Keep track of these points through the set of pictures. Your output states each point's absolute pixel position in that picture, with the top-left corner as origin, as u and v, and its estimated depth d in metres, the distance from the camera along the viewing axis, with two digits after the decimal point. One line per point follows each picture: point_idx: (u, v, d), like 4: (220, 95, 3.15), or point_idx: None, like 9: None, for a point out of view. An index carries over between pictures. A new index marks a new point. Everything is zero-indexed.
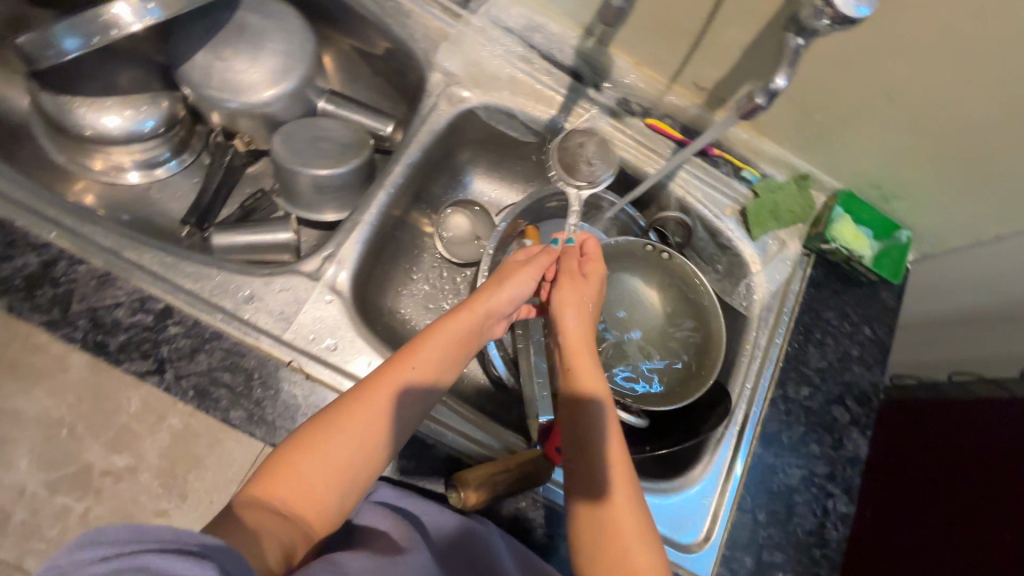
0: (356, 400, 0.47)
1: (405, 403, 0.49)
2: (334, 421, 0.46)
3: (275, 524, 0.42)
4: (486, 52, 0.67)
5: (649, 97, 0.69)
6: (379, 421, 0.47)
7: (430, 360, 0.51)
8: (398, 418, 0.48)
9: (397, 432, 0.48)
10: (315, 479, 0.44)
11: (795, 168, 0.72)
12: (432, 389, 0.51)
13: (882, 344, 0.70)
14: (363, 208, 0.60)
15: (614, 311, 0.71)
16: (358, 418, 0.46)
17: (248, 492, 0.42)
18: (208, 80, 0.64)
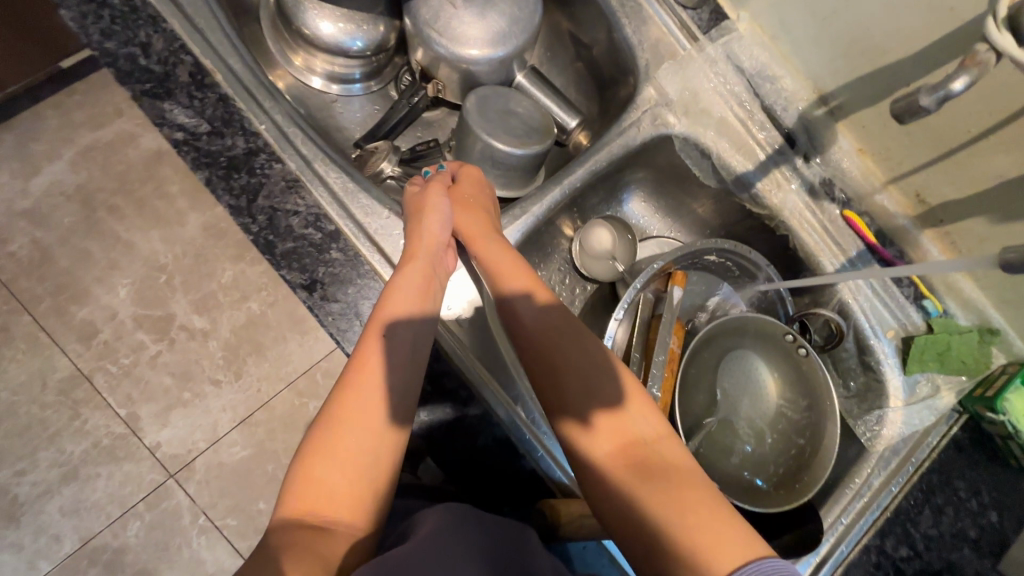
0: (343, 390, 0.44)
1: (391, 342, 0.46)
2: (332, 419, 0.43)
3: (310, 535, 0.38)
4: (709, 83, 0.63)
5: (857, 188, 0.64)
6: (370, 386, 0.44)
7: (404, 301, 0.48)
8: (387, 360, 0.46)
9: (393, 369, 0.45)
10: (334, 480, 0.40)
11: (985, 318, 0.64)
12: (423, 323, 0.49)
13: (1005, 538, 0.63)
14: (535, 200, 0.61)
15: (728, 386, 0.67)
16: (350, 404, 0.44)
17: (277, 517, 0.39)
18: (434, 20, 0.64)
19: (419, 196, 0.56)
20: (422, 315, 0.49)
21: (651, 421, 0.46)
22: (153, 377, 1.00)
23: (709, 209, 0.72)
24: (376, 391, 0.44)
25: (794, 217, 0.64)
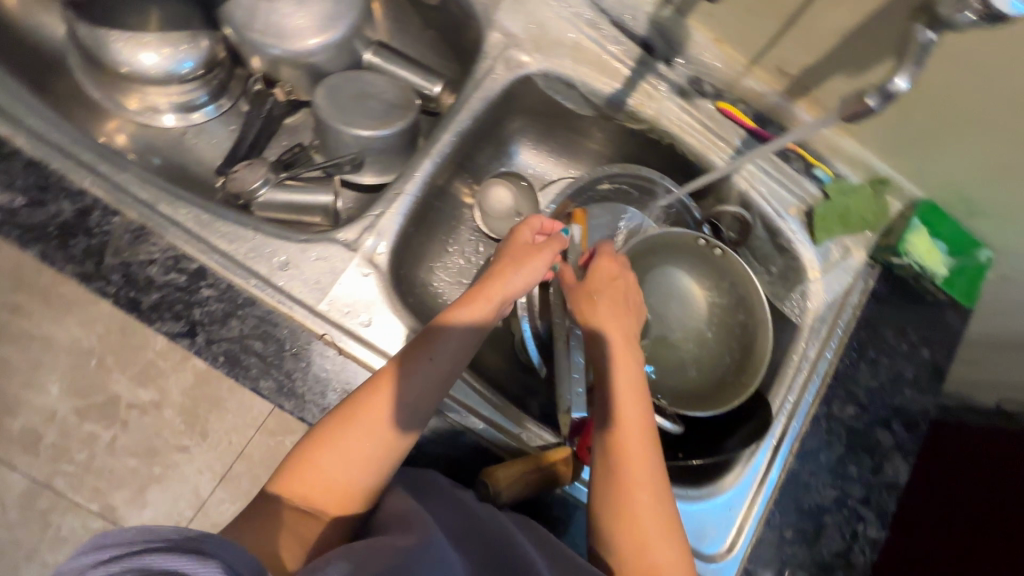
0: (371, 393, 0.46)
1: (426, 376, 0.47)
2: (356, 420, 0.45)
3: (295, 520, 0.42)
4: (552, 13, 0.61)
5: (724, 79, 0.63)
6: (399, 410, 0.46)
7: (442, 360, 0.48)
8: (413, 395, 0.46)
9: (416, 406, 0.46)
10: (334, 475, 0.44)
11: (873, 171, 0.65)
12: (459, 358, 0.49)
13: (940, 369, 0.66)
14: (406, 178, 0.57)
15: (656, 305, 0.68)
16: (375, 414, 0.45)
17: (275, 487, 0.43)
18: (253, 21, 0.60)
19: (523, 244, 0.55)
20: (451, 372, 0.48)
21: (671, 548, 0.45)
22: (116, 465, 0.69)
23: (596, 138, 0.71)
24: (405, 414, 0.46)
25: (673, 123, 0.63)
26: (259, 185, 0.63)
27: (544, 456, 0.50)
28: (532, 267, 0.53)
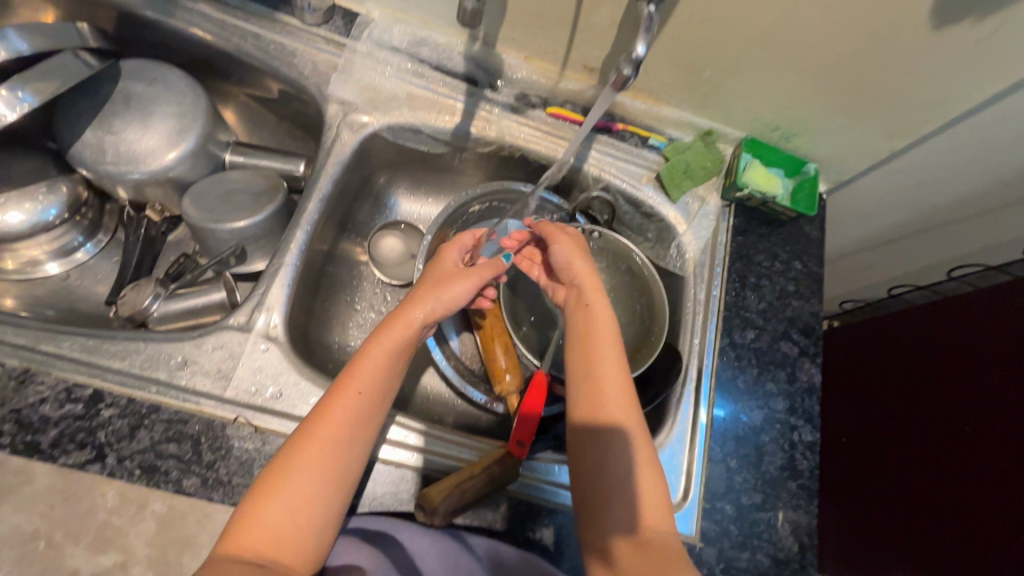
0: (312, 428, 0.46)
1: (362, 404, 0.48)
2: (301, 455, 0.44)
3: (247, 574, 0.38)
4: (378, 75, 0.68)
5: (545, 88, 0.71)
6: (336, 451, 0.45)
7: (377, 383, 0.49)
8: (354, 424, 0.47)
9: (357, 431, 0.47)
10: (276, 528, 0.41)
11: (698, 127, 0.74)
12: (390, 386, 0.50)
13: (815, 275, 0.73)
14: (283, 252, 0.60)
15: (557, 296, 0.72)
16: (312, 454, 0.44)
17: (219, 550, 0.39)
18: (102, 155, 0.63)
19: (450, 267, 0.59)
20: (386, 398, 0.50)
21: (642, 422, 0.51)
22: None
23: (460, 169, 0.77)
24: (344, 453, 0.46)
25: (515, 136, 0.71)
26: (150, 301, 0.64)
27: (480, 463, 0.52)
28: (454, 288, 0.56)
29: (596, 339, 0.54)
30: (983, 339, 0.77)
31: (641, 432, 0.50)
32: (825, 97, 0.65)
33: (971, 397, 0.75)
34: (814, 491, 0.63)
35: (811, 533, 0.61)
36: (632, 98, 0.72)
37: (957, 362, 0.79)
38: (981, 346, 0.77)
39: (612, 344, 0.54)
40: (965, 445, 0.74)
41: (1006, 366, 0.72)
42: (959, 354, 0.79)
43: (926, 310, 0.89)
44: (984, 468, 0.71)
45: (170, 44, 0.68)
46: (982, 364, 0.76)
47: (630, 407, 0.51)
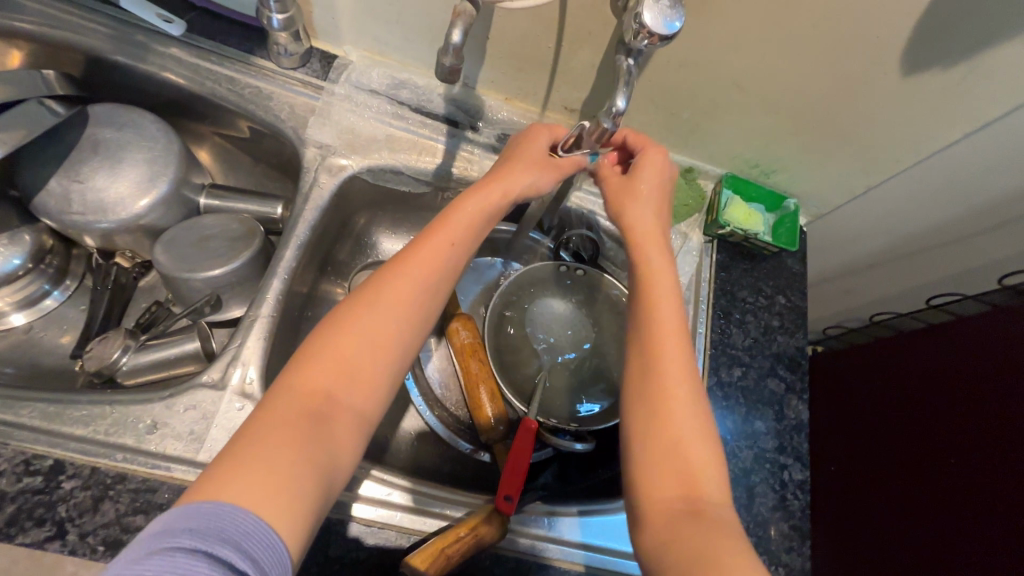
0: (382, 291, 0.46)
1: (428, 274, 0.48)
2: (368, 316, 0.45)
3: (305, 417, 0.40)
4: (357, 117, 0.67)
5: (526, 128, 0.71)
6: (397, 319, 0.46)
7: (439, 254, 0.50)
8: (417, 292, 0.48)
9: (420, 297, 0.48)
10: (340, 369, 0.43)
11: (678, 164, 0.75)
12: (462, 252, 0.51)
13: (799, 309, 0.74)
14: (260, 302, 0.58)
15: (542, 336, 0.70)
16: (374, 318, 0.45)
17: (286, 384, 0.42)
18: (69, 205, 0.61)
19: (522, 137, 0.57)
20: (450, 269, 0.50)
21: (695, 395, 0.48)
22: None
23: (442, 208, 0.76)
24: (408, 325, 0.47)
25: None
26: (119, 354, 0.61)
27: (466, 523, 0.50)
28: (526, 158, 0.55)
29: (654, 291, 0.52)
30: (959, 370, 0.79)
31: (699, 399, 0.48)
32: (801, 136, 0.66)
33: (952, 426, 0.77)
34: (806, 531, 0.63)
35: None
36: None
37: (934, 393, 0.82)
38: (957, 378, 0.79)
39: (674, 306, 0.52)
40: (970, 472, 0.73)
41: (985, 396, 0.74)
42: (937, 385, 0.81)
43: (896, 343, 0.91)
44: (990, 500, 0.70)
45: (141, 87, 0.67)
46: (961, 395, 0.78)
47: (687, 375, 0.49)
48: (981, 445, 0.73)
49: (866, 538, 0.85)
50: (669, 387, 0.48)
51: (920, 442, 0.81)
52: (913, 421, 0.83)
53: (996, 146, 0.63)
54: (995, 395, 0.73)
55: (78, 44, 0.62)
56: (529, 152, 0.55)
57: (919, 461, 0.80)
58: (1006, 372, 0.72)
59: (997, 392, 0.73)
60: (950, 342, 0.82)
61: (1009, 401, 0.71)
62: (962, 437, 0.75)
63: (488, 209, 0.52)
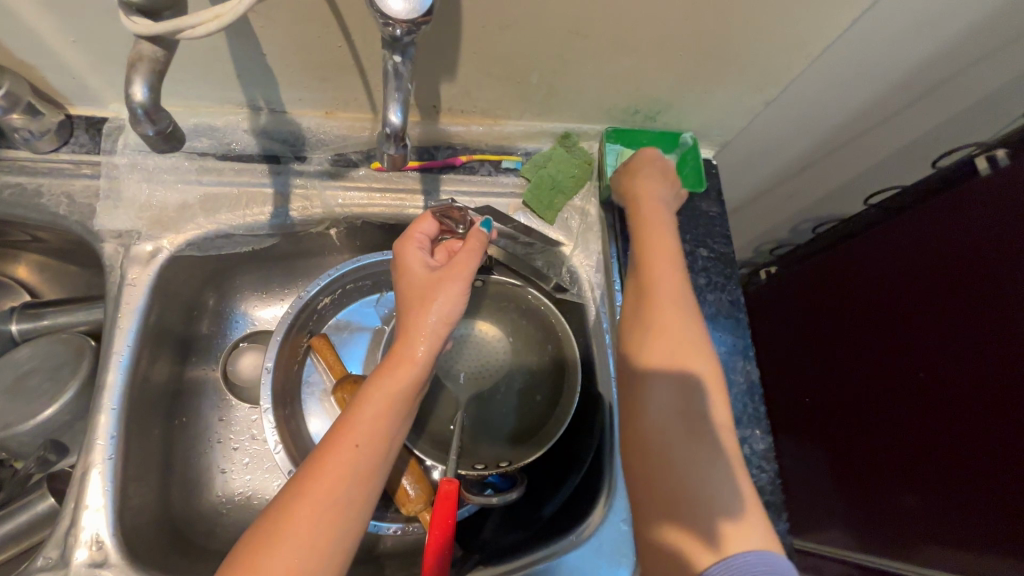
0: (295, 499, 0.38)
1: (353, 473, 0.39)
2: (276, 540, 0.37)
3: None
4: (154, 186, 0.56)
5: (364, 140, 0.60)
6: (338, 499, 0.39)
7: (366, 442, 0.41)
8: (338, 491, 0.39)
9: (339, 502, 0.39)
10: None
11: (553, 132, 0.64)
12: (391, 444, 0.42)
13: (725, 257, 0.66)
14: (90, 449, 0.48)
15: (457, 372, 0.63)
16: (311, 500, 0.38)
17: None
18: None
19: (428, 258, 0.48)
20: (377, 466, 0.41)
21: (692, 331, 0.48)
22: None
23: (305, 253, 0.66)
24: (322, 542, 0.37)
25: (347, 207, 0.60)
26: None
27: None
28: (441, 299, 0.45)
29: (643, 251, 0.53)
30: (922, 257, 0.70)
31: (697, 333, 0.48)
32: (673, 69, 0.56)
33: (898, 344, 0.73)
34: (780, 503, 0.57)
35: (789, 553, 0.55)
36: (466, 124, 0.61)
37: (884, 320, 0.76)
38: (900, 301, 0.73)
39: (669, 265, 0.51)
40: (973, 352, 0.64)
41: (934, 319, 0.68)
42: (886, 310, 0.76)
43: (834, 262, 0.85)
44: (998, 378, 0.61)
45: None
46: (908, 319, 0.72)
47: (693, 344, 0.47)
48: (980, 320, 0.63)
49: (873, 473, 0.78)
50: (673, 324, 0.48)
51: (883, 378, 0.76)
52: (869, 354, 0.78)
53: (895, 22, 0.53)
54: (984, 258, 0.63)
55: None
56: (424, 283, 0.46)
57: (886, 396, 0.75)
58: (946, 265, 0.67)
59: (945, 311, 0.67)
60: (889, 260, 0.75)
61: (961, 320, 0.65)
62: (955, 318, 0.66)
63: (408, 376, 0.44)
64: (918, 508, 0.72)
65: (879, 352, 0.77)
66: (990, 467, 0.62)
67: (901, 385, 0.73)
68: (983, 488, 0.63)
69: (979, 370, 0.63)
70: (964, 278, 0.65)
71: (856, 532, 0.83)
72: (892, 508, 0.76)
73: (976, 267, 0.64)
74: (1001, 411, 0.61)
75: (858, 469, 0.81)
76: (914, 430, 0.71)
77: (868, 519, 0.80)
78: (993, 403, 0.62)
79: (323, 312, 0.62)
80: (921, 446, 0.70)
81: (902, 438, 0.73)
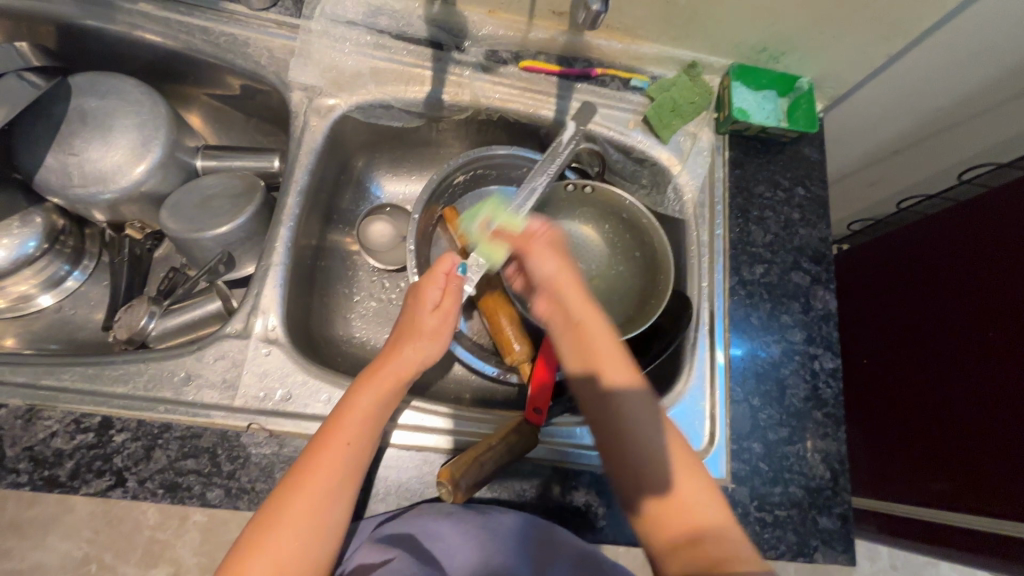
0: (292, 493, 0.44)
1: (347, 465, 0.46)
2: (275, 521, 0.44)
3: None
4: (337, 52, 0.65)
5: (515, 41, 0.67)
6: (332, 491, 0.45)
7: (358, 435, 0.47)
8: (325, 485, 0.45)
9: (330, 490, 0.45)
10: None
11: (680, 61, 0.70)
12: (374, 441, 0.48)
13: (820, 199, 0.71)
14: (270, 252, 0.59)
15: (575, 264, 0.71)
16: (307, 495, 0.44)
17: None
18: (70, 179, 0.60)
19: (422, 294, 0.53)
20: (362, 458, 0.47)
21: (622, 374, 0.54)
22: None
23: (440, 141, 0.74)
24: (318, 525, 0.44)
25: (491, 98, 0.67)
26: (146, 320, 0.62)
27: (497, 434, 0.53)
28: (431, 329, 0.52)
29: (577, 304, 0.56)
30: (979, 235, 0.78)
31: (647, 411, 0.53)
32: (810, 9, 0.60)
33: (938, 314, 0.81)
34: (841, 418, 0.62)
35: (842, 460, 0.61)
36: (607, 39, 0.68)
37: (942, 291, 0.81)
38: (979, 266, 0.76)
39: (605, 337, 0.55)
40: (1003, 312, 0.71)
41: (1008, 280, 0.71)
42: (942, 283, 0.81)
43: (904, 239, 0.91)
44: (1019, 332, 0.68)
45: (117, 52, 0.65)
46: (985, 283, 0.75)
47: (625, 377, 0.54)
48: (1014, 283, 0.70)
49: (898, 439, 0.84)
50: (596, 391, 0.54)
51: (925, 345, 0.82)
52: (937, 319, 0.81)
53: None
54: None
55: (47, 13, 0.60)
56: (421, 309, 0.53)
57: (940, 360, 0.79)
58: (995, 240, 0.75)
59: (1014, 276, 0.71)
60: (953, 239, 0.82)
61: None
62: (997, 284, 0.73)
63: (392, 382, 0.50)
64: (948, 467, 0.75)
65: (947, 318, 0.79)
66: (1007, 420, 0.68)
67: (938, 352, 0.80)
68: (999, 443, 0.68)
69: (1002, 325, 0.71)
70: (1009, 247, 0.73)
71: (875, 491, 0.87)
72: (927, 467, 0.78)
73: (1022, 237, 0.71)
74: (1014, 358, 0.68)
75: (898, 434, 0.84)
76: (959, 391, 0.75)
77: (891, 480, 0.84)
78: (1009, 355, 0.69)
79: (454, 188, 0.71)
80: (945, 408, 0.77)
81: (945, 401, 0.77)
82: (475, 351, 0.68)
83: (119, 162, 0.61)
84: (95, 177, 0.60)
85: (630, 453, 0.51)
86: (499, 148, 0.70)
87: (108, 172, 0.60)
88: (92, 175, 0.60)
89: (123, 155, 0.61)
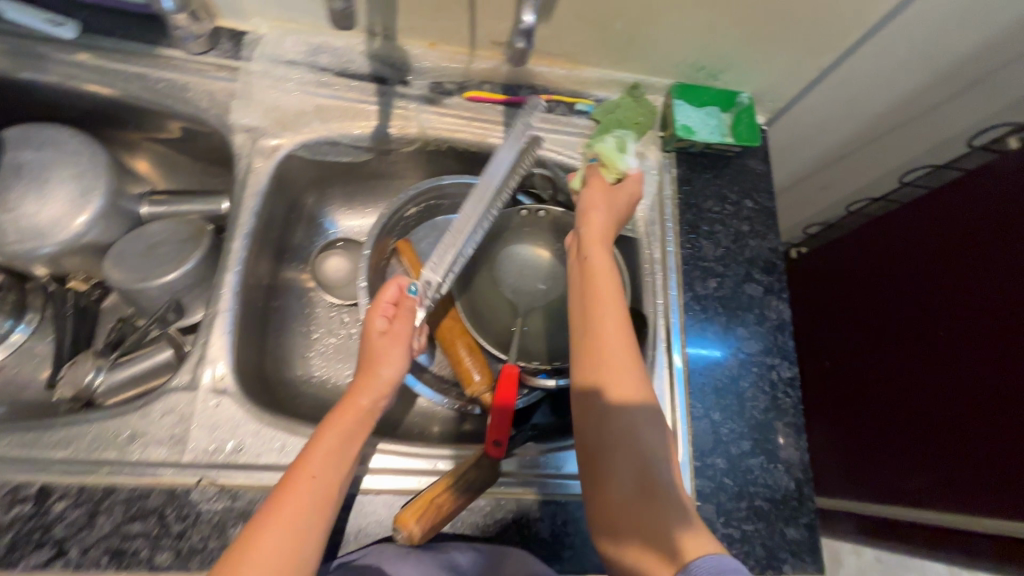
0: (258, 530, 0.40)
1: (320, 492, 0.43)
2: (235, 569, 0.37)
3: None
4: (279, 92, 0.64)
5: (458, 72, 0.68)
6: (300, 524, 0.41)
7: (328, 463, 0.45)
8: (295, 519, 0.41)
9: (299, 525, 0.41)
10: None
11: (623, 83, 0.72)
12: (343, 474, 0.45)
13: (767, 210, 0.72)
14: (216, 298, 0.58)
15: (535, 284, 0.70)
16: (278, 530, 0.40)
17: None
18: (5, 236, 0.58)
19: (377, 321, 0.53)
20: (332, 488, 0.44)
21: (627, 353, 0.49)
22: None
23: (391, 173, 0.74)
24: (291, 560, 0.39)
25: (438, 129, 0.67)
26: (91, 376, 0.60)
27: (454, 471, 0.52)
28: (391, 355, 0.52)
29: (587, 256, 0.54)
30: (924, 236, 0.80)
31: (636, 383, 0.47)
32: (741, 29, 0.62)
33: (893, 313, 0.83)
34: (801, 426, 0.63)
35: (805, 468, 0.61)
36: (549, 66, 0.69)
37: (896, 292, 0.83)
38: (925, 266, 0.79)
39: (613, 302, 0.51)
40: (950, 309, 0.74)
41: (952, 277, 0.74)
42: (894, 284, 0.84)
43: (857, 241, 0.93)
44: (966, 328, 0.71)
45: (52, 103, 0.64)
46: (940, 278, 0.76)
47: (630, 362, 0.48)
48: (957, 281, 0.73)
49: (866, 439, 0.85)
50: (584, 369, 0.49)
51: (883, 345, 0.84)
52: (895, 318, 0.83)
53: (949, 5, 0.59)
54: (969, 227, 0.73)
55: None
56: (374, 337, 0.53)
57: (898, 358, 0.81)
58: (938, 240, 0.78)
59: (959, 274, 0.73)
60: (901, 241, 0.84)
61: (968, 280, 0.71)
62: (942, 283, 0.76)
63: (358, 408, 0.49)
64: (911, 464, 0.76)
65: (910, 313, 0.80)
66: (960, 414, 0.70)
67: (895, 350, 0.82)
68: (955, 437, 0.70)
69: (950, 322, 0.73)
70: (951, 247, 0.75)
71: (847, 494, 0.88)
72: (893, 467, 0.79)
73: (962, 237, 0.74)
74: (962, 354, 0.70)
75: (865, 435, 0.85)
76: (915, 389, 0.77)
77: (862, 482, 0.85)
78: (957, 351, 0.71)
79: (408, 219, 0.71)
80: (904, 406, 0.78)
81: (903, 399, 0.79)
82: (436, 383, 0.67)
83: (58, 214, 0.59)
84: (33, 232, 0.58)
85: (617, 446, 0.45)
86: (450, 177, 0.70)
87: (47, 225, 0.59)
88: (30, 229, 0.58)
89: (62, 207, 0.59)
